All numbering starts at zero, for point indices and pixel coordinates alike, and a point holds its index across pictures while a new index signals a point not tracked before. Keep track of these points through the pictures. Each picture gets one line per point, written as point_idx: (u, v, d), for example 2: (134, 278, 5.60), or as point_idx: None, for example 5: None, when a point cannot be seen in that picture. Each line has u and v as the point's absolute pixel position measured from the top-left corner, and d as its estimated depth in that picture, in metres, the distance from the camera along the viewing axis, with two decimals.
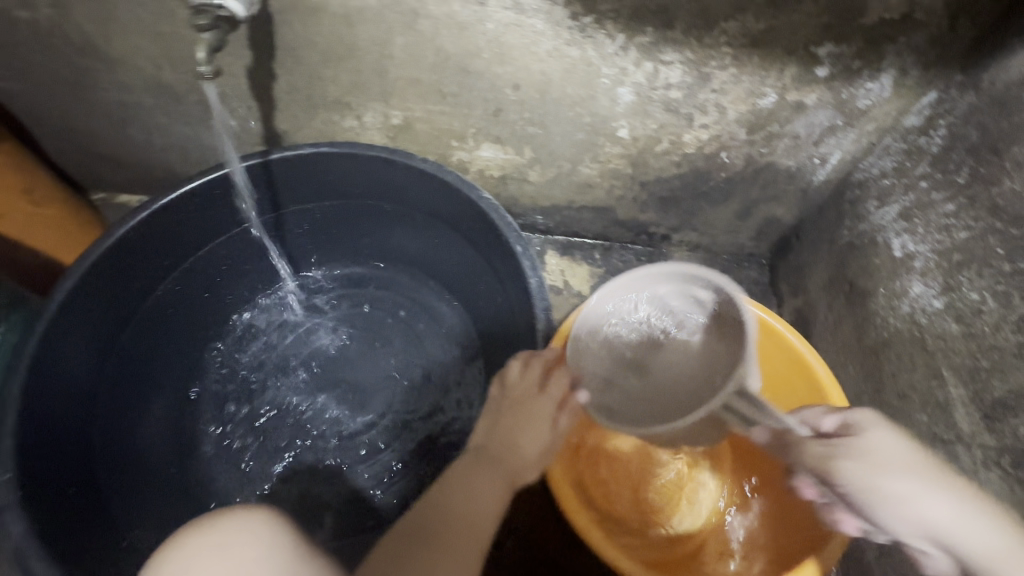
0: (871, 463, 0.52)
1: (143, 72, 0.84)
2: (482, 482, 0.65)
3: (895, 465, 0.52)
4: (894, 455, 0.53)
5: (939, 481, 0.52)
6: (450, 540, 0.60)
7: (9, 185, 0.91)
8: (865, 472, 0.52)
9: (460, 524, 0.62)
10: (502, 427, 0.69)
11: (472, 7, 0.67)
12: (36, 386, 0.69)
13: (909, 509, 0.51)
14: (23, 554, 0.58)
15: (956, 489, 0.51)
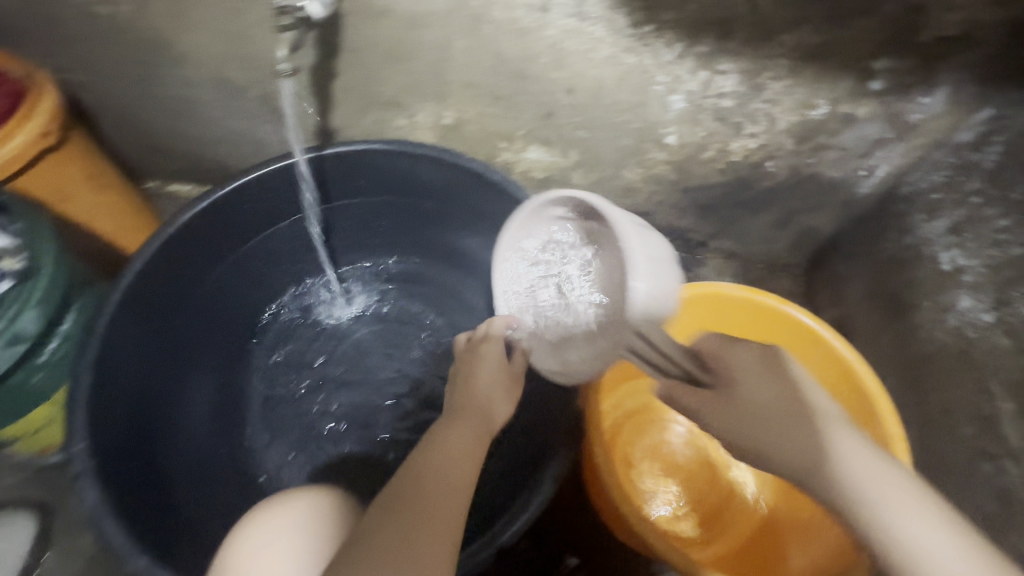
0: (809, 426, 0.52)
1: (210, 66, 0.88)
2: (459, 437, 0.62)
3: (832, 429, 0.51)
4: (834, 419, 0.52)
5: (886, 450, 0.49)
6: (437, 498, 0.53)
7: (81, 172, 0.93)
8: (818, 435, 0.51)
9: (446, 481, 0.56)
10: (464, 383, 0.71)
11: (535, 14, 0.70)
12: (106, 361, 0.72)
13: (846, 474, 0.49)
14: (98, 519, 0.62)
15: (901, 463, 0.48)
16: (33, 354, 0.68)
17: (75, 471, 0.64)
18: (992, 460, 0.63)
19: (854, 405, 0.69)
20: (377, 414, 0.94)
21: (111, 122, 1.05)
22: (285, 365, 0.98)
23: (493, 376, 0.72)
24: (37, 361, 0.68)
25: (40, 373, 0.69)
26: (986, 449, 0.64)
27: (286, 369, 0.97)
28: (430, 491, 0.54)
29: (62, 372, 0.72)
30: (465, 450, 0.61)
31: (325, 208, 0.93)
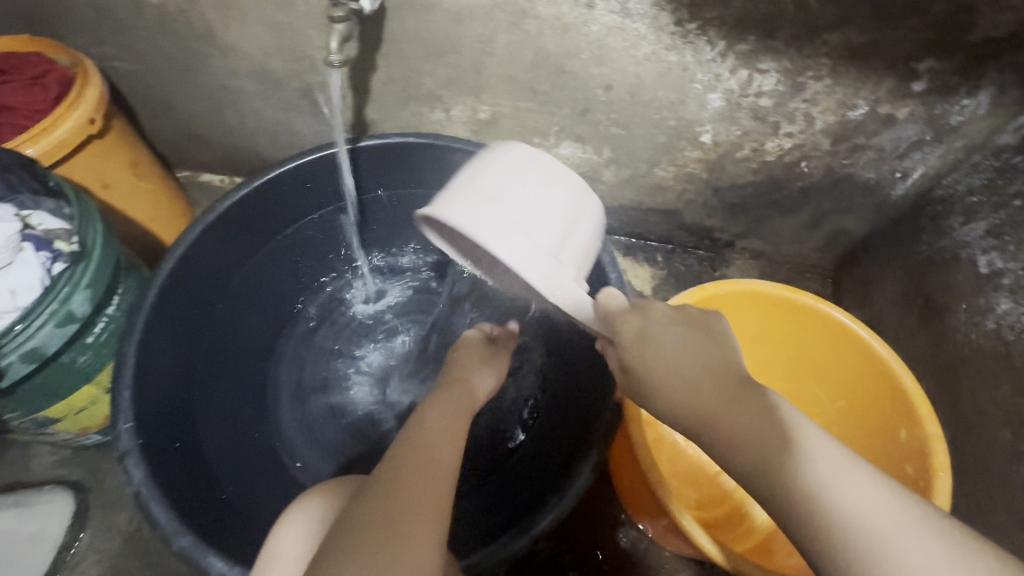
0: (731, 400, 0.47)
1: (251, 58, 0.90)
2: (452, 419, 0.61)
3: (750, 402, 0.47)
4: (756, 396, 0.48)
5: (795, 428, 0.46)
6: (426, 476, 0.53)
7: (121, 160, 0.95)
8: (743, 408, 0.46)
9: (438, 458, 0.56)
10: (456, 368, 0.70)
11: (579, 10, 0.70)
12: (148, 344, 0.74)
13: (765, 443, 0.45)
14: (144, 497, 0.63)
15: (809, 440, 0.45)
16: (82, 335, 0.69)
17: (121, 450, 0.65)
18: None
19: (892, 405, 0.69)
20: (406, 405, 0.95)
21: (150, 112, 1.07)
22: (317, 355, 0.99)
23: (471, 360, 0.70)
24: (85, 342, 0.70)
25: (86, 354, 0.71)
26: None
27: (317, 358, 0.99)
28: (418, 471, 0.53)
29: (106, 353, 0.74)
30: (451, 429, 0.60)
31: (358, 200, 0.94)
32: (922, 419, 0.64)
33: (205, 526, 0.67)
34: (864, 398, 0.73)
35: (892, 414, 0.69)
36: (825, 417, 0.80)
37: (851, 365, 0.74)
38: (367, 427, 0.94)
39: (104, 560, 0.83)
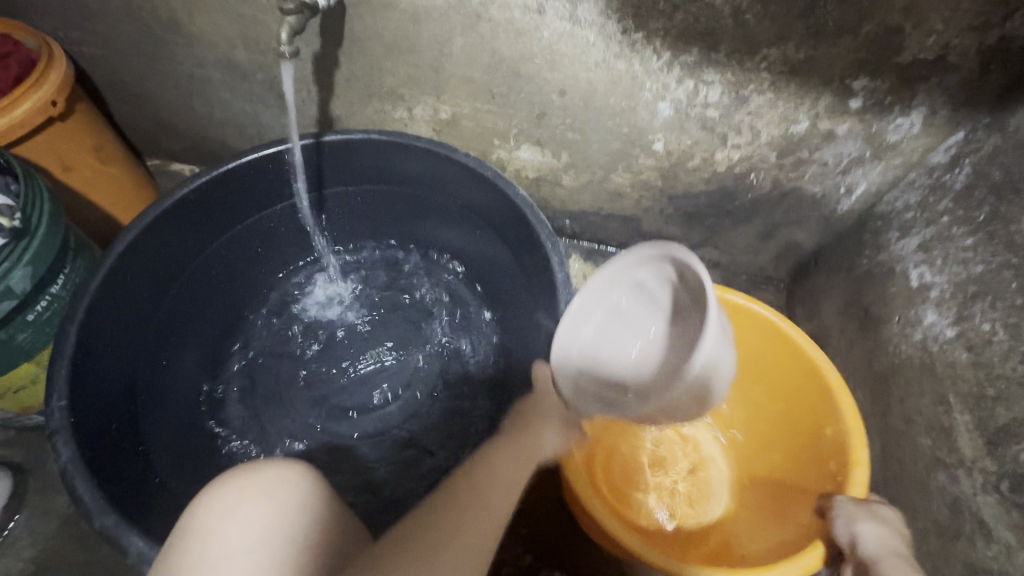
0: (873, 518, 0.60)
1: (217, 48, 0.91)
2: (506, 471, 0.65)
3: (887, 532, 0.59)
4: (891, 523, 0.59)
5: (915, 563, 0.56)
6: (467, 516, 0.57)
7: (83, 143, 0.96)
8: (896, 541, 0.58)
9: (481, 499, 0.60)
10: (524, 420, 0.73)
11: (531, 15, 0.72)
12: (91, 325, 0.74)
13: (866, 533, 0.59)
14: (70, 474, 0.63)
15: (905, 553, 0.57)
16: (21, 311, 0.69)
17: (51, 428, 0.65)
18: (947, 469, 0.65)
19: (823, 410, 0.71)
20: (356, 400, 0.96)
21: (121, 99, 1.08)
22: (269, 346, 0.99)
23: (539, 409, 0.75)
24: (25, 319, 0.70)
25: (27, 331, 0.71)
26: (942, 459, 0.66)
27: (270, 350, 0.99)
28: (462, 507, 0.58)
29: (48, 332, 0.74)
30: (506, 479, 0.64)
31: (315, 193, 0.95)
32: (852, 426, 0.67)
33: (134, 509, 0.66)
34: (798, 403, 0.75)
35: (822, 419, 0.71)
36: (768, 424, 0.82)
37: (790, 372, 0.76)
38: (319, 421, 0.94)
39: (41, 544, 0.82)
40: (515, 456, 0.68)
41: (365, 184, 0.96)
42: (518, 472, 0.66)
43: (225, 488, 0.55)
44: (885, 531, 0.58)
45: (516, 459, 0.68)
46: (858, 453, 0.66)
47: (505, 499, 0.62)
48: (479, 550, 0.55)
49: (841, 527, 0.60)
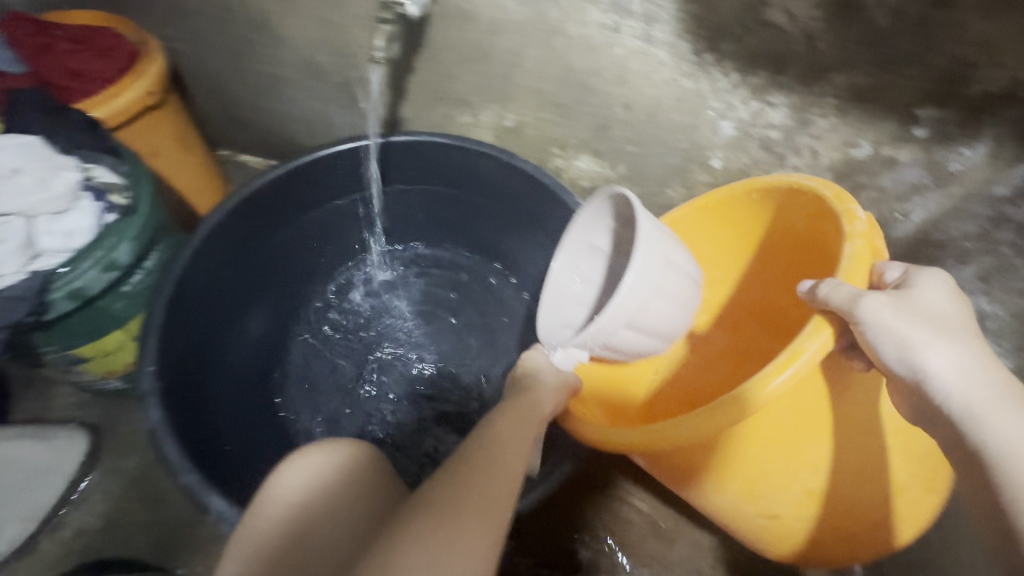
0: (909, 307, 0.51)
1: (300, 50, 0.98)
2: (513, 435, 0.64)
3: (929, 319, 0.51)
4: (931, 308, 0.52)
5: (951, 332, 0.50)
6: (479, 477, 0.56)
7: (170, 132, 1.03)
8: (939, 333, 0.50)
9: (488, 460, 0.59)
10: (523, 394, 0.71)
11: (606, 32, 0.76)
12: (178, 300, 0.80)
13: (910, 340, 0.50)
14: (157, 436, 0.68)
15: (948, 334, 0.50)
16: (119, 282, 0.75)
17: (141, 390, 0.71)
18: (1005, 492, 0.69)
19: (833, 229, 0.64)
20: (405, 390, 1.01)
21: (202, 93, 1.16)
22: (326, 333, 1.05)
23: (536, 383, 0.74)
24: (121, 289, 0.76)
25: (122, 301, 0.77)
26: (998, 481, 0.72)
27: (325, 337, 1.05)
28: (474, 464, 0.57)
29: (139, 302, 0.80)
30: (514, 441, 0.63)
31: (378, 193, 1.00)
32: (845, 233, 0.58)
33: (212, 472, 0.72)
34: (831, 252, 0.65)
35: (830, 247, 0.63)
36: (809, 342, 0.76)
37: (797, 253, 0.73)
38: (371, 408, 0.99)
39: (112, 499, 0.87)
40: (519, 411, 0.68)
41: (426, 185, 1.00)
42: (523, 433, 0.64)
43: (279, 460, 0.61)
44: (955, 338, 0.50)
45: (518, 419, 0.66)
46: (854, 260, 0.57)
47: (519, 452, 0.62)
48: (493, 501, 0.54)
49: (901, 360, 0.50)
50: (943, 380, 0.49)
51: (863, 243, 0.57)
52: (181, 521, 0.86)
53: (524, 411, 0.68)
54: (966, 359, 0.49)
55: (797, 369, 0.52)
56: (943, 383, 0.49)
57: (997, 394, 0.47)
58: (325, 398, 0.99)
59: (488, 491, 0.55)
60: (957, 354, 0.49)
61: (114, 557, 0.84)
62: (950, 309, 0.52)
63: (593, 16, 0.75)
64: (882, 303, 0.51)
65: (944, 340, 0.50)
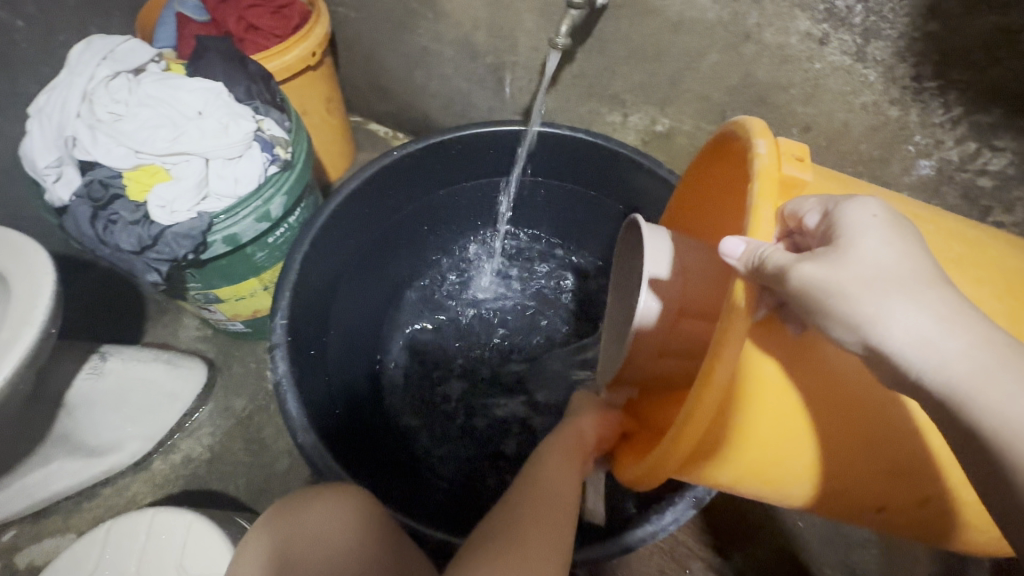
0: (846, 263, 0.34)
1: (461, 28, 0.97)
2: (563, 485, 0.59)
3: (880, 275, 0.33)
4: (877, 258, 0.34)
5: (918, 289, 0.33)
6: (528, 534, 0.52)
7: (322, 94, 1.06)
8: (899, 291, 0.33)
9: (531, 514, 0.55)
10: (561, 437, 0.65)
11: (809, 44, 0.68)
12: (313, 258, 0.80)
13: (872, 309, 0.32)
14: (282, 389, 0.69)
15: (921, 291, 0.33)
16: (265, 234, 0.77)
17: (272, 341, 0.72)
18: None
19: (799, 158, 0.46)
20: (502, 384, 0.99)
21: (352, 59, 1.18)
22: (431, 312, 1.06)
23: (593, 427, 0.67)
24: (265, 240, 0.78)
25: (263, 252, 0.79)
26: None
27: (432, 315, 1.05)
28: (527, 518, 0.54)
29: (277, 255, 0.82)
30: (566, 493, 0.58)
31: (509, 187, 0.98)
32: (755, 194, 0.41)
33: (327, 437, 0.72)
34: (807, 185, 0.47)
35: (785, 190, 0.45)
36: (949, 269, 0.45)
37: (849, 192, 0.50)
38: (466, 395, 0.98)
39: (217, 434, 0.91)
40: (564, 446, 0.63)
41: (560, 182, 0.97)
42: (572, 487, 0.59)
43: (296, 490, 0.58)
44: (910, 294, 0.32)
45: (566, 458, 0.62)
46: (760, 226, 0.40)
47: (572, 493, 0.58)
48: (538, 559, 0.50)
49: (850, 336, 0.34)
50: (909, 359, 0.32)
51: (766, 183, 0.42)
52: (275, 466, 0.89)
53: (571, 444, 0.64)
54: (927, 322, 0.32)
55: (721, 376, 0.39)
56: (912, 361, 0.32)
57: (996, 365, 0.30)
58: (423, 377, 0.99)
59: (551, 529, 0.53)
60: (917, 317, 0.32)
61: (213, 490, 0.88)
62: (892, 256, 0.34)
63: (800, 24, 0.67)
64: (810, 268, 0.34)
65: (897, 301, 0.32)
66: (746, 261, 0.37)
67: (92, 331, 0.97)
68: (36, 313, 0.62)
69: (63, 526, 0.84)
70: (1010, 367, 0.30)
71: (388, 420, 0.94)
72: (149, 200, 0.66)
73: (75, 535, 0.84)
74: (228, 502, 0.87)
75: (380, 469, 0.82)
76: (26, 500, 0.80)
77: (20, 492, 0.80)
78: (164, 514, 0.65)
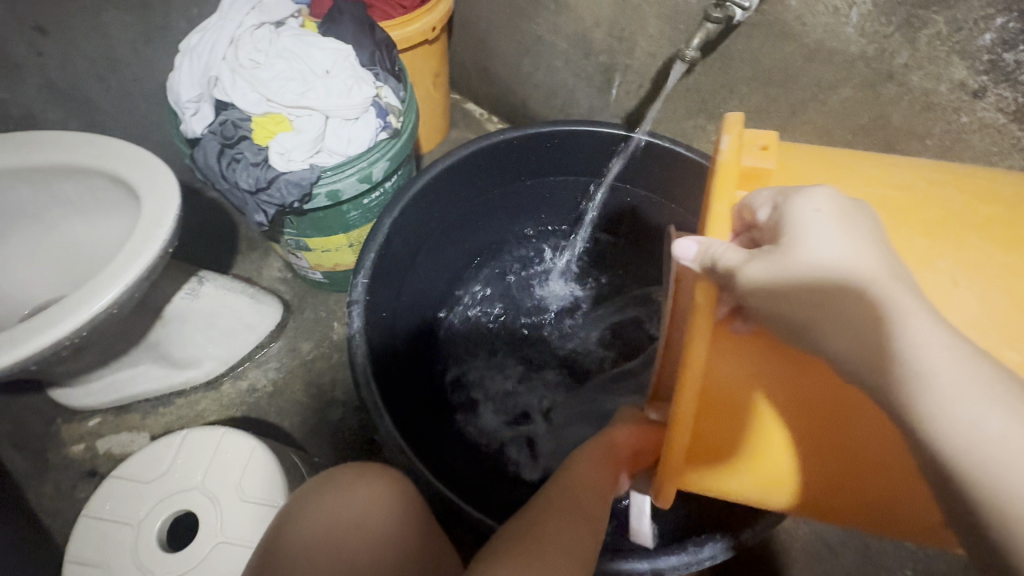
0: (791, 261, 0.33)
1: (581, 23, 0.96)
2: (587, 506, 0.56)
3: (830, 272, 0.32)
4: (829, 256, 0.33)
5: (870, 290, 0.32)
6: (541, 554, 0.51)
7: (431, 68, 1.09)
8: (849, 295, 0.32)
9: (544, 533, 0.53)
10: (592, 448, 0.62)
11: (960, 95, 0.63)
12: (400, 224, 0.83)
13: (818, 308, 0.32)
14: (354, 344, 0.73)
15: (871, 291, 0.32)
16: (362, 195, 0.81)
17: (351, 297, 0.76)
18: None
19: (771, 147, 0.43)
20: (552, 381, 1.00)
21: (465, 38, 1.20)
22: (496, 298, 1.08)
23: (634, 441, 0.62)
24: (361, 201, 0.82)
25: (356, 211, 0.83)
26: None
27: (496, 300, 1.07)
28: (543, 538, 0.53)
29: (367, 217, 0.86)
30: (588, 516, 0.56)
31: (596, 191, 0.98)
32: (714, 190, 0.41)
33: (387, 398, 0.75)
34: (778, 170, 0.45)
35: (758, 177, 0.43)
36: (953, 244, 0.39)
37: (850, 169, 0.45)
38: (517, 385, 1.00)
39: (281, 371, 0.98)
40: (595, 458, 0.60)
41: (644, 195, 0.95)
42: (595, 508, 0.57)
43: (353, 490, 0.57)
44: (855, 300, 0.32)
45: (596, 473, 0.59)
46: (718, 226, 0.39)
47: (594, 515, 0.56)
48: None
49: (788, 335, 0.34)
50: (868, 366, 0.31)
51: (730, 182, 0.41)
52: (326, 412, 0.94)
53: (601, 457, 0.60)
54: (869, 329, 0.31)
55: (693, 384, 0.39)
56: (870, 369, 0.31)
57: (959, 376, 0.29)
58: (477, 358, 1.02)
59: (564, 546, 0.53)
60: (849, 316, 0.32)
61: (269, 421, 0.94)
62: (842, 254, 0.33)
63: (955, 72, 0.62)
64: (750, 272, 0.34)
65: (836, 304, 0.32)
66: (700, 263, 0.37)
67: (190, 255, 1.05)
68: (161, 231, 0.68)
69: (140, 424, 0.93)
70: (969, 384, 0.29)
71: (440, 394, 0.97)
72: (270, 146, 0.70)
73: (149, 435, 0.92)
74: (281, 436, 0.93)
75: (427, 440, 0.84)
76: (117, 394, 0.91)
77: (112, 384, 0.90)
78: (232, 435, 0.71)
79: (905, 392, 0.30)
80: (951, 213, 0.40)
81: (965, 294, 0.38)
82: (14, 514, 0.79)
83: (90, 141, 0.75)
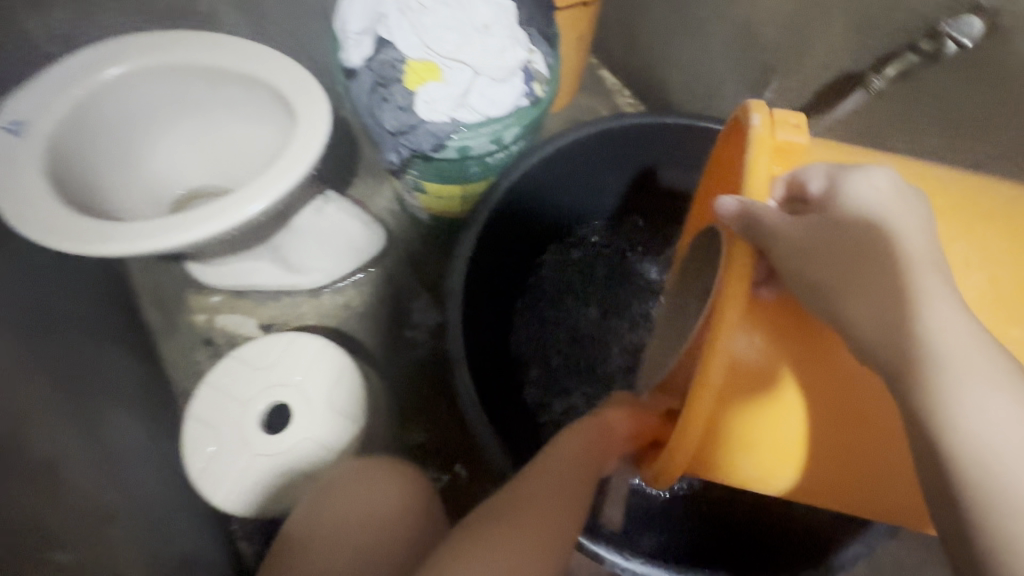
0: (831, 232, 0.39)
1: (753, 14, 0.89)
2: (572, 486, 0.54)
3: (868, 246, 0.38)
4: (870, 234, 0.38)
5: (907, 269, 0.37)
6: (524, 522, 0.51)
7: (579, 31, 1.05)
8: (880, 270, 0.37)
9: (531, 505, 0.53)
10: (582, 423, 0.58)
11: None
12: (516, 186, 0.84)
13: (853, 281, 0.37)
14: (453, 296, 0.77)
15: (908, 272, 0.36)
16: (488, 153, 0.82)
17: (457, 252, 0.79)
18: None
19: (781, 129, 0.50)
20: (617, 371, 1.00)
21: (620, 2, 1.14)
22: (580, 275, 1.06)
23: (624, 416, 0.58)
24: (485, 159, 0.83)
25: (479, 167, 0.85)
26: None
27: (580, 277, 1.06)
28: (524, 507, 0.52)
29: (486, 174, 0.88)
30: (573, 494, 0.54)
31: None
32: (752, 158, 0.47)
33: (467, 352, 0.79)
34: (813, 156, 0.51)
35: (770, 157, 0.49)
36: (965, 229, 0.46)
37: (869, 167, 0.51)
38: (581, 366, 1.00)
39: (375, 295, 1.05)
40: (585, 437, 0.57)
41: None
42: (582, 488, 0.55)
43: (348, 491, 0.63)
44: (889, 276, 0.37)
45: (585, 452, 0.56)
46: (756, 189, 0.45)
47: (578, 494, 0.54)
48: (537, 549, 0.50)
49: (812, 303, 0.39)
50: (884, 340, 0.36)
51: (766, 157, 0.47)
52: (407, 343, 1.02)
53: (591, 436, 0.56)
54: (893, 302, 0.36)
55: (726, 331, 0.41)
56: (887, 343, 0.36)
57: (964, 364, 0.34)
58: (547, 330, 1.03)
59: (535, 534, 0.51)
60: (872, 291, 0.37)
61: (357, 337, 1.03)
62: (879, 234, 0.38)
63: None
64: (788, 234, 0.40)
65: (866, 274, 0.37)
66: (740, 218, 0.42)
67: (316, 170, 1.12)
68: (308, 155, 0.73)
69: (250, 310, 1.05)
70: (977, 378, 0.33)
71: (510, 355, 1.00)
72: (419, 92, 0.73)
73: (256, 322, 1.04)
74: (365, 353, 1.02)
75: (495, 401, 0.88)
76: (237, 281, 1.02)
77: (235, 271, 1.01)
78: (332, 348, 0.79)
79: (911, 369, 0.35)
80: (971, 204, 0.47)
81: (976, 276, 0.44)
82: (147, 361, 0.94)
83: (261, 52, 0.81)
